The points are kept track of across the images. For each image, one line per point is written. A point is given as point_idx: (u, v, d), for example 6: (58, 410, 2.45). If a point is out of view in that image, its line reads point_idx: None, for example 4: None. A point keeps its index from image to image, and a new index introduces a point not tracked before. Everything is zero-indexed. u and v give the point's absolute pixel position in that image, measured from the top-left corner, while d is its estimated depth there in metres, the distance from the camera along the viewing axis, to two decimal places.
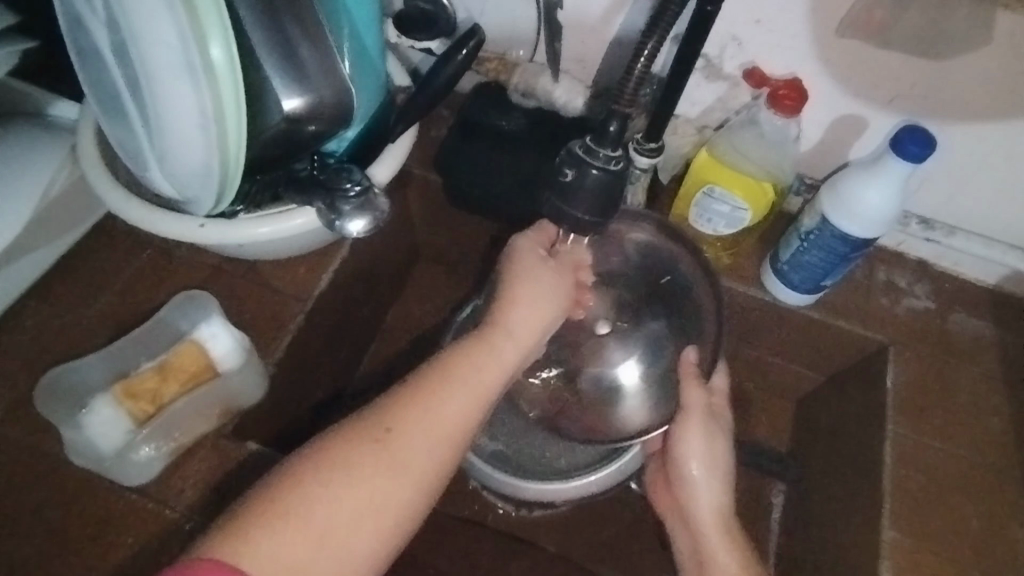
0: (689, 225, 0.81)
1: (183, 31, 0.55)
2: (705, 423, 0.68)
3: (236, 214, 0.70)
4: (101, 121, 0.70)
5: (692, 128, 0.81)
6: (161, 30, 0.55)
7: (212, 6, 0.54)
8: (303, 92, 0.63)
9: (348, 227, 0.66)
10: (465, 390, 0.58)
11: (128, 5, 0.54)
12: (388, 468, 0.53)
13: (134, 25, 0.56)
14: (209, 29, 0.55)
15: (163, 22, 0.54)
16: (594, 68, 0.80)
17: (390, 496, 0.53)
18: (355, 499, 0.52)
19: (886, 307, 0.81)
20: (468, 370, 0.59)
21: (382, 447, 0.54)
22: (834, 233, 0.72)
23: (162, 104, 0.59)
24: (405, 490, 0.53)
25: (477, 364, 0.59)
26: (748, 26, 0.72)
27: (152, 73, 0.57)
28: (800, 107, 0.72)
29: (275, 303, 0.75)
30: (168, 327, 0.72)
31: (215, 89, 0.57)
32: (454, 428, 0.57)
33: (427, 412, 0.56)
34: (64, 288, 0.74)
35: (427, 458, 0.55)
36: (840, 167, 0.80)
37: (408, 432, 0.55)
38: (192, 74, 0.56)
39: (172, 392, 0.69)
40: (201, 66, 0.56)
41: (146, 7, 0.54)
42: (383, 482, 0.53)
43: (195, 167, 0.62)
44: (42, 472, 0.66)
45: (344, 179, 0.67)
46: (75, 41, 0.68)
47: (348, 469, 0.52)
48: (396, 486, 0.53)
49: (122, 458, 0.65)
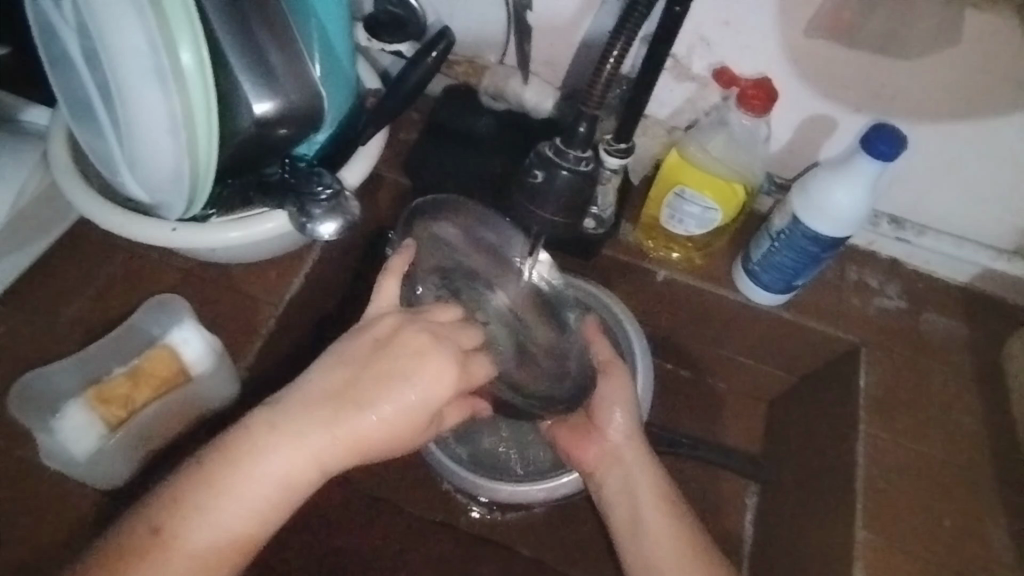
0: (661, 226, 0.81)
1: (153, 38, 0.56)
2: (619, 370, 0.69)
3: (208, 218, 0.71)
4: (74, 125, 0.70)
5: (662, 129, 0.81)
6: (130, 37, 0.55)
7: (182, 14, 0.55)
8: (272, 97, 0.63)
9: (320, 230, 0.67)
10: (298, 458, 0.51)
11: (97, 12, 0.55)
12: (192, 550, 0.50)
13: (103, 33, 0.56)
14: (180, 36, 0.56)
15: (134, 31, 0.55)
16: (564, 70, 0.80)
17: (188, 574, 0.49)
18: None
19: (858, 306, 0.82)
20: (308, 431, 0.52)
21: (178, 525, 0.50)
22: (803, 233, 0.72)
23: (132, 112, 0.59)
24: (209, 566, 0.50)
25: (323, 429, 0.51)
26: (715, 28, 0.72)
27: (120, 81, 0.58)
28: (768, 107, 0.72)
29: (246, 308, 0.76)
30: (140, 331, 0.72)
31: (186, 95, 0.58)
32: (276, 504, 0.51)
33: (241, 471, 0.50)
34: (35, 294, 0.75)
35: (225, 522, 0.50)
36: (810, 168, 0.80)
37: (211, 508, 0.50)
38: (161, 81, 0.57)
39: (144, 397, 0.69)
40: (170, 74, 0.57)
41: (115, 14, 0.55)
42: (179, 561, 0.49)
43: (165, 174, 0.63)
44: (14, 477, 0.67)
45: (315, 183, 0.67)
46: (47, 48, 0.68)
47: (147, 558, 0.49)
48: (198, 565, 0.50)
49: (95, 464, 0.66)
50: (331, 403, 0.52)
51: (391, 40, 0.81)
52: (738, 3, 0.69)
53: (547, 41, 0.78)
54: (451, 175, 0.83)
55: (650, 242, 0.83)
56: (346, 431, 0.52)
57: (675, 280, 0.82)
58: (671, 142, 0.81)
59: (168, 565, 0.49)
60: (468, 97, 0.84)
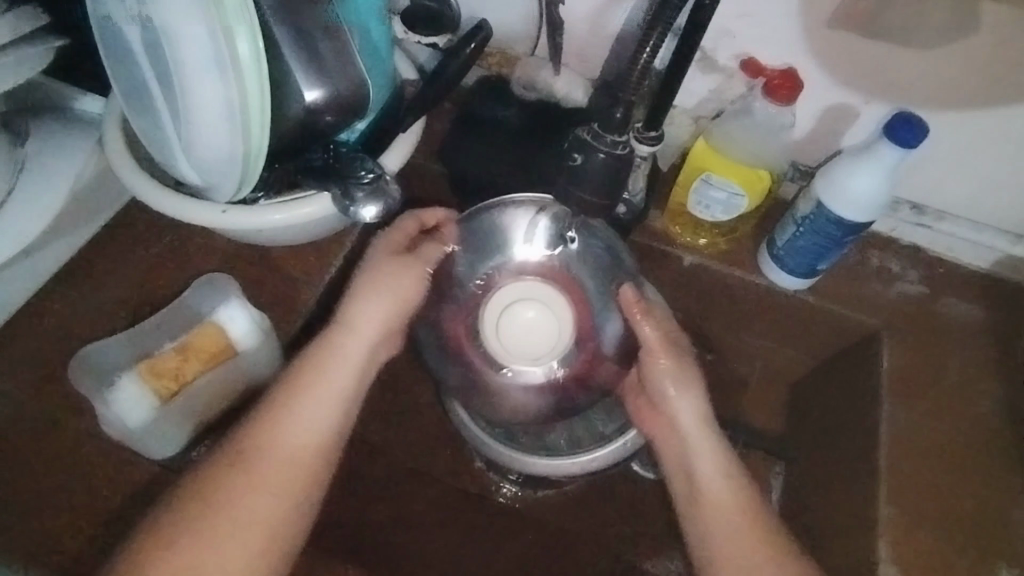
0: (688, 212, 0.84)
1: (211, 27, 0.58)
2: (667, 347, 0.70)
3: (257, 200, 0.74)
4: (129, 112, 0.73)
5: (688, 118, 0.84)
6: (190, 27, 0.58)
7: (238, 3, 0.58)
8: (321, 84, 0.66)
9: (362, 213, 0.70)
10: (323, 386, 0.65)
11: (161, 4, 0.58)
12: (254, 481, 0.60)
13: (164, 22, 0.59)
14: (236, 24, 0.58)
15: (192, 18, 0.58)
16: (593, 61, 0.83)
17: (258, 505, 0.60)
18: (222, 520, 0.58)
19: (879, 291, 0.84)
20: (323, 371, 0.65)
21: (240, 466, 0.61)
22: (827, 217, 0.74)
23: (188, 97, 0.62)
24: (275, 493, 0.60)
25: (342, 356, 0.67)
26: (741, 20, 0.74)
27: (178, 66, 0.61)
28: (795, 96, 0.74)
29: (287, 289, 0.79)
30: (189, 308, 0.76)
31: (242, 81, 0.60)
32: (317, 434, 0.63)
33: (270, 430, 0.62)
34: (87, 273, 0.78)
35: (271, 476, 0.61)
36: (833, 155, 0.82)
37: (264, 450, 0.61)
38: (219, 68, 0.60)
39: (194, 370, 0.72)
40: (223, 58, 0.60)
41: (178, 6, 0.58)
42: (245, 498, 0.60)
43: (214, 157, 0.66)
44: (71, 445, 0.70)
45: (358, 167, 0.70)
46: (104, 37, 0.71)
47: (216, 503, 0.59)
48: (266, 494, 0.60)
49: (148, 433, 0.69)
50: (316, 348, 0.67)
51: (427, 33, 0.84)
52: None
53: (578, 33, 0.81)
54: (481, 164, 0.86)
55: (678, 229, 0.86)
56: (351, 359, 0.67)
57: (701, 265, 0.85)
58: (698, 130, 0.84)
59: (246, 508, 0.59)
60: (499, 86, 0.87)
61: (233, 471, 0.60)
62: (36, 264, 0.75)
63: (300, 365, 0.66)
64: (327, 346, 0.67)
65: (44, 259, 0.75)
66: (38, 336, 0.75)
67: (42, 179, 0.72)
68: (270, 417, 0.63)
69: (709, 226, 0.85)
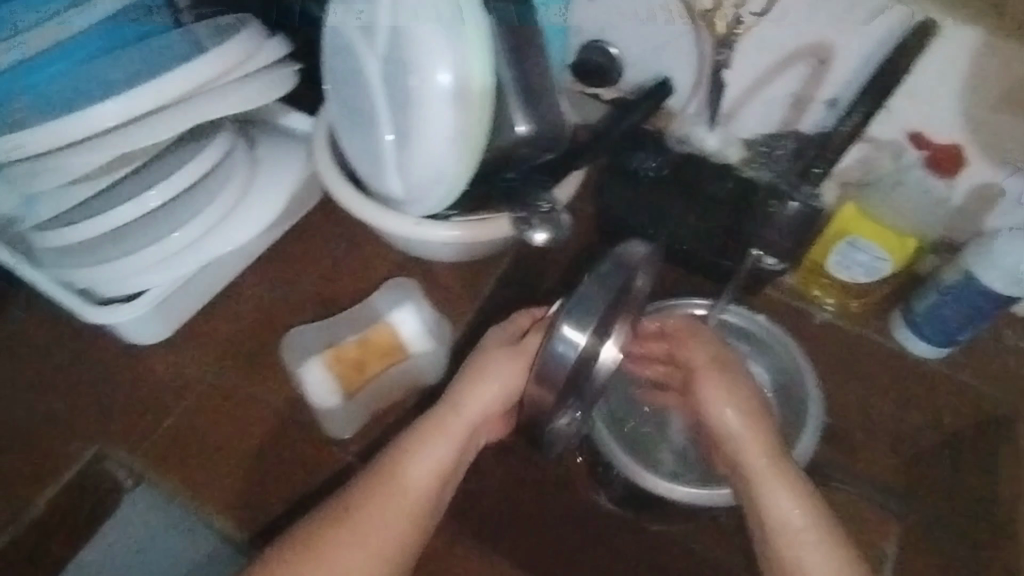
0: (825, 271, 0.89)
1: (460, 70, 0.69)
2: (713, 369, 0.73)
3: (449, 217, 0.83)
4: (341, 130, 0.84)
5: (836, 184, 0.90)
6: (440, 68, 0.69)
7: (485, 55, 0.70)
8: (529, 119, 0.80)
9: (536, 237, 0.77)
10: (429, 463, 0.69)
11: (420, 48, 0.70)
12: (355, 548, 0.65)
13: (416, 56, 0.70)
14: (480, 71, 0.70)
15: (444, 54, 0.69)
16: (747, 122, 0.90)
17: (347, 565, 0.64)
18: (314, 567, 0.64)
19: (1010, 365, 0.90)
20: (414, 448, 0.69)
21: (331, 527, 0.66)
22: (975, 290, 0.79)
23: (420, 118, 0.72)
24: (357, 556, 0.65)
25: (448, 433, 0.70)
26: (909, 99, 0.79)
27: (419, 92, 0.71)
28: (956, 171, 0.83)
29: (449, 301, 0.87)
30: (368, 310, 0.86)
31: (473, 116, 0.71)
32: (420, 500, 0.68)
33: (382, 492, 0.67)
34: (276, 269, 0.89)
35: (374, 529, 0.66)
36: (979, 233, 0.87)
37: (365, 514, 0.66)
38: (455, 103, 0.71)
39: (371, 363, 0.82)
40: (463, 89, 0.70)
41: (434, 50, 0.69)
42: (342, 555, 0.65)
43: (429, 172, 0.74)
44: (261, 420, 0.80)
45: (537, 197, 0.78)
46: (331, 65, 0.82)
47: (320, 556, 0.64)
48: (357, 556, 0.65)
49: (332, 414, 0.80)
50: (417, 429, 0.70)
51: (593, 84, 0.96)
52: (938, 80, 0.76)
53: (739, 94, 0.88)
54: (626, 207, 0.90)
55: (810, 285, 0.93)
56: (450, 438, 0.70)
57: (832, 322, 0.92)
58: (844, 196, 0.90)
59: (345, 552, 0.65)
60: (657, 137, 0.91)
61: (331, 531, 0.65)
62: (241, 255, 0.86)
63: (394, 445, 0.70)
64: (432, 425, 0.70)
65: (247, 253, 0.86)
66: (233, 320, 0.86)
67: (267, 182, 0.85)
68: (370, 485, 0.67)
69: (842, 285, 0.91)
